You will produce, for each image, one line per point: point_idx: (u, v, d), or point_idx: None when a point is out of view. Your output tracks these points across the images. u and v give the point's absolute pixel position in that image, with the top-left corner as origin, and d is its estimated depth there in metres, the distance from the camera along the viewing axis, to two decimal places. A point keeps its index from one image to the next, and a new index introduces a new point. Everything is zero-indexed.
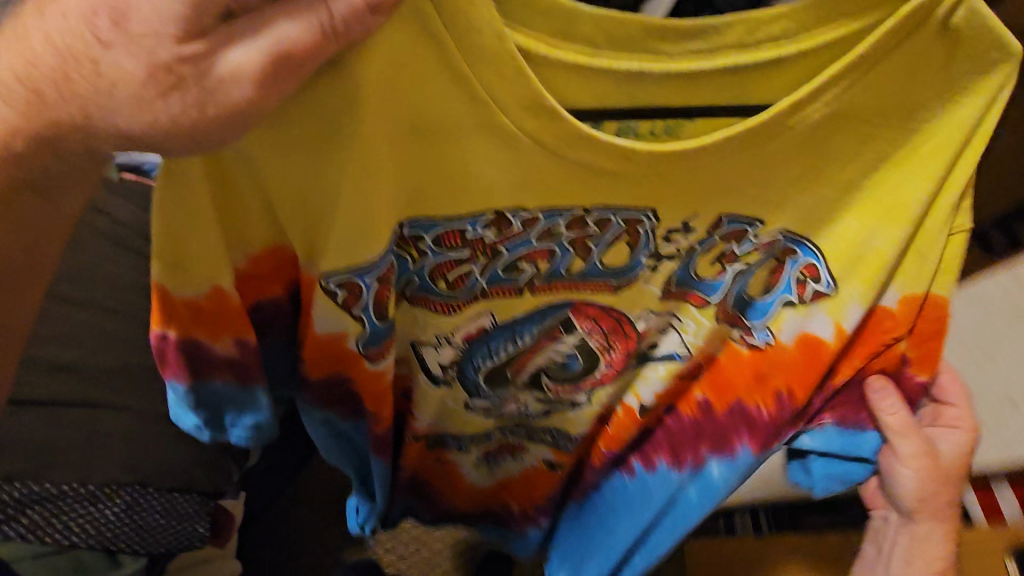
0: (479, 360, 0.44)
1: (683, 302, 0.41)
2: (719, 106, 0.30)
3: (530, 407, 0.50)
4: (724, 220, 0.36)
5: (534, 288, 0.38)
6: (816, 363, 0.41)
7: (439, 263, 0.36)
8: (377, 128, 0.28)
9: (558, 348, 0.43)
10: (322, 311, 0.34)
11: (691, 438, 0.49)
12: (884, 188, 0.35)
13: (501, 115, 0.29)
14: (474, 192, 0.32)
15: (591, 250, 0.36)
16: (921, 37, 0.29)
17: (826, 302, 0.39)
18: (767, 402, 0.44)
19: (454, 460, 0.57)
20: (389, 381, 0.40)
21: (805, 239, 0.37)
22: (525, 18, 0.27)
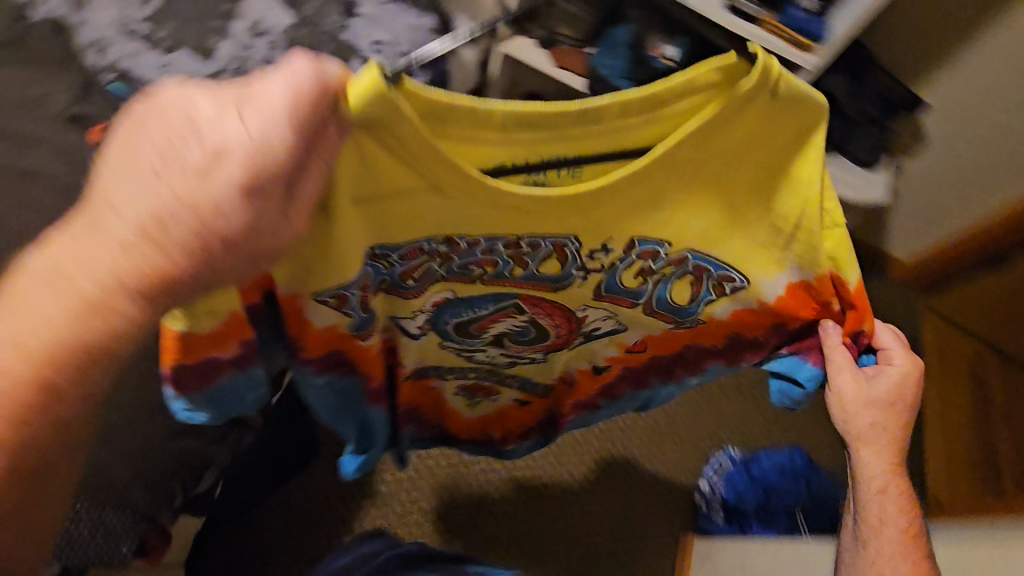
0: (448, 317, 0.58)
1: (616, 302, 0.58)
2: (607, 153, 0.42)
3: (495, 356, 0.69)
4: (637, 242, 0.49)
5: (483, 280, 0.52)
6: (748, 317, 0.60)
7: (406, 269, 0.48)
8: (345, 200, 0.38)
9: (513, 320, 0.60)
10: (317, 311, 0.47)
11: (663, 363, 0.71)
12: (764, 202, 0.50)
13: (440, 183, 0.38)
14: (426, 227, 0.43)
15: (527, 260, 0.50)
16: (753, 102, 0.42)
17: (746, 290, 0.57)
18: (717, 347, 0.66)
19: (440, 386, 0.76)
20: (374, 349, 0.56)
21: (711, 255, 0.53)
22: (446, 116, 0.35)
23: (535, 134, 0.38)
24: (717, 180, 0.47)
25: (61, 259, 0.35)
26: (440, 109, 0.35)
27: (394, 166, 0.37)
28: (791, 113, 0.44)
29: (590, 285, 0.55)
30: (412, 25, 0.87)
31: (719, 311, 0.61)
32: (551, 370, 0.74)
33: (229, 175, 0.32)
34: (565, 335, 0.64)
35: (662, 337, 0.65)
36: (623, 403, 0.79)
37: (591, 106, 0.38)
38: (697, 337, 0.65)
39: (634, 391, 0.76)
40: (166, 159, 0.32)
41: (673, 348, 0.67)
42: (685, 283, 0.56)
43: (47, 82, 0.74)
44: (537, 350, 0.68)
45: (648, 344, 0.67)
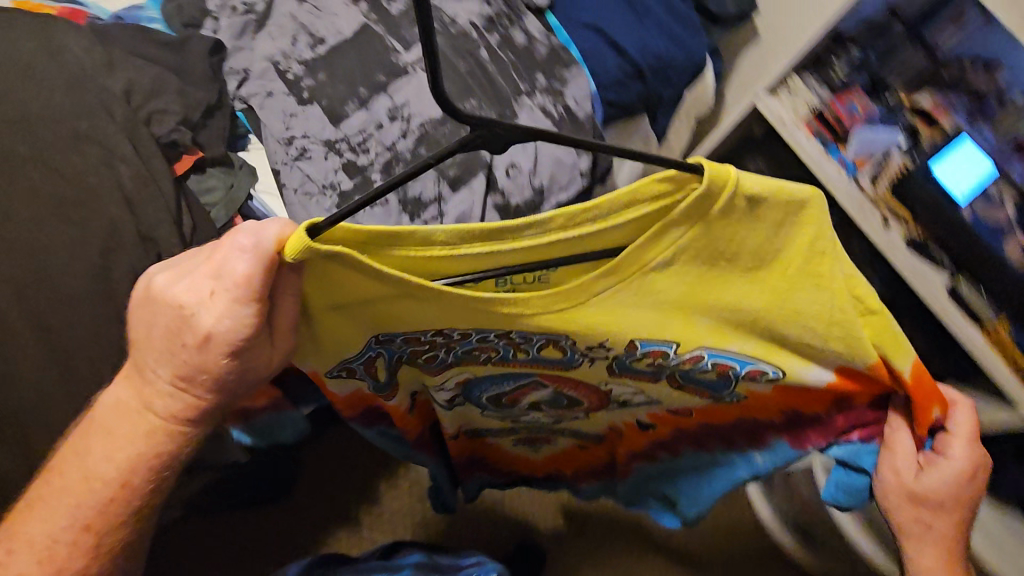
0: (480, 391, 0.56)
1: (636, 377, 0.52)
2: (573, 255, 0.40)
3: (541, 418, 0.64)
4: (639, 343, 0.46)
5: (494, 362, 0.50)
6: (795, 394, 0.51)
7: (412, 350, 0.47)
8: (321, 309, 0.38)
9: (543, 392, 0.57)
10: (335, 383, 0.49)
11: (714, 437, 0.60)
12: (786, 306, 0.43)
13: (407, 294, 0.38)
14: (408, 323, 0.42)
15: (528, 347, 0.47)
16: (732, 205, 0.37)
17: (783, 378, 0.49)
18: (754, 425, 0.57)
19: (497, 442, 0.72)
20: (405, 409, 0.57)
21: (729, 350, 0.46)
22: (390, 243, 0.35)
23: (489, 244, 0.37)
24: (717, 276, 0.42)
25: (112, 421, 0.40)
26: (383, 237, 0.35)
27: (358, 282, 0.36)
28: (778, 210, 0.38)
29: (599, 367, 0.50)
30: (563, 158, 0.70)
31: (758, 386, 0.51)
32: (597, 426, 0.65)
33: (215, 346, 0.34)
34: (597, 403, 0.59)
35: (707, 411, 0.57)
36: (706, 476, 0.64)
37: (535, 220, 0.37)
38: (746, 410, 0.55)
39: (694, 451, 0.63)
40: (165, 335, 0.35)
41: (719, 418, 0.57)
42: (713, 370, 0.49)
43: (166, 93, 0.65)
44: (578, 414, 0.62)
45: (694, 411, 0.57)
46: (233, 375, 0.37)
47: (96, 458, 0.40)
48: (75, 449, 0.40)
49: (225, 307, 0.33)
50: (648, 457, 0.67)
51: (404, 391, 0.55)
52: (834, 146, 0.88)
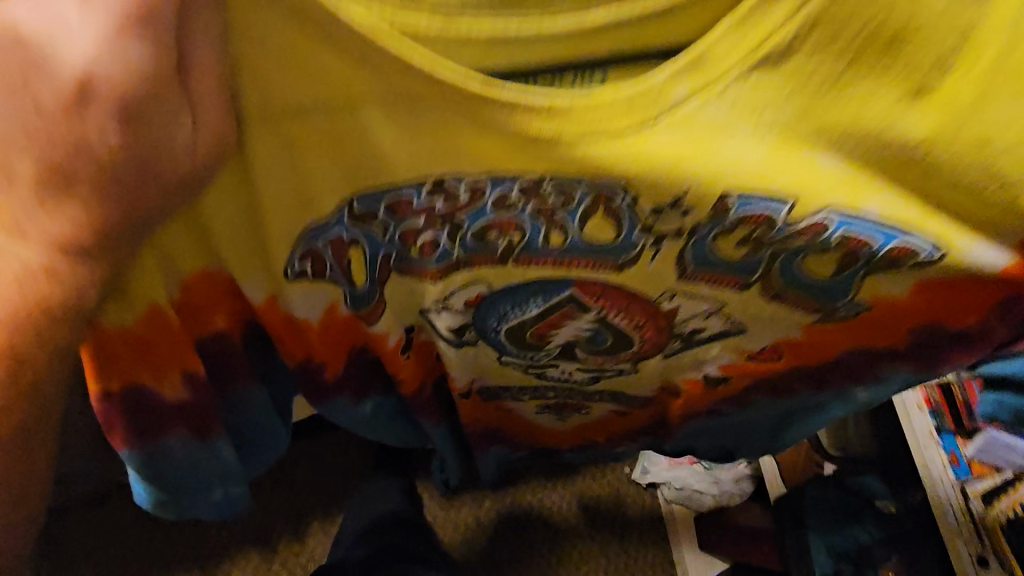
0: (496, 321, 0.47)
1: (717, 283, 0.39)
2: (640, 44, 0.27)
3: (576, 372, 0.56)
4: (734, 200, 0.31)
5: (516, 259, 0.39)
6: (933, 300, 0.39)
7: (404, 231, 0.36)
8: (268, 107, 0.27)
9: (580, 323, 0.47)
10: (300, 301, 0.40)
11: (799, 379, 0.51)
12: (957, 129, 0.29)
13: (393, 79, 0.26)
14: (402, 163, 0.31)
15: (567, 222, 0.34)
16: None
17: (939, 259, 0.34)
18: (855, 357, 0.47)
19: (519, 407, 0.64)
20: (393, 346, 0.48)
21: (864, 211, 0.32)
22: None
23: (507, 19, 0.26)
24: (857, 87, 0.28)
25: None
26: None
27: (320, 47, 0.25)
28: None
29: (668, 257, 0.36)
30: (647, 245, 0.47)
31: (892, 288, 0.38)
32: (641, 389, 0.58)
33: (94, 100, 0.24)
34: (653, 338, 0.47)
35: (803, 338, 0.45)
36: (787, 418, 0.58)
37: None
38: (859, 336, 0.44)
39: (771, 399, 0.54)
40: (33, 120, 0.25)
41: (814, 358, 0.48)
42: (833, 258, 0.35)
43: None
44: (622, 360, 0.52)
45: (784, 351, 0.47)
46: (117, 155, 0.26)
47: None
48: None
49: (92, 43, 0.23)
50: (705, 415, 0.59)
51: (395, 318, 0.45)
52: (950, 432, 0.69)
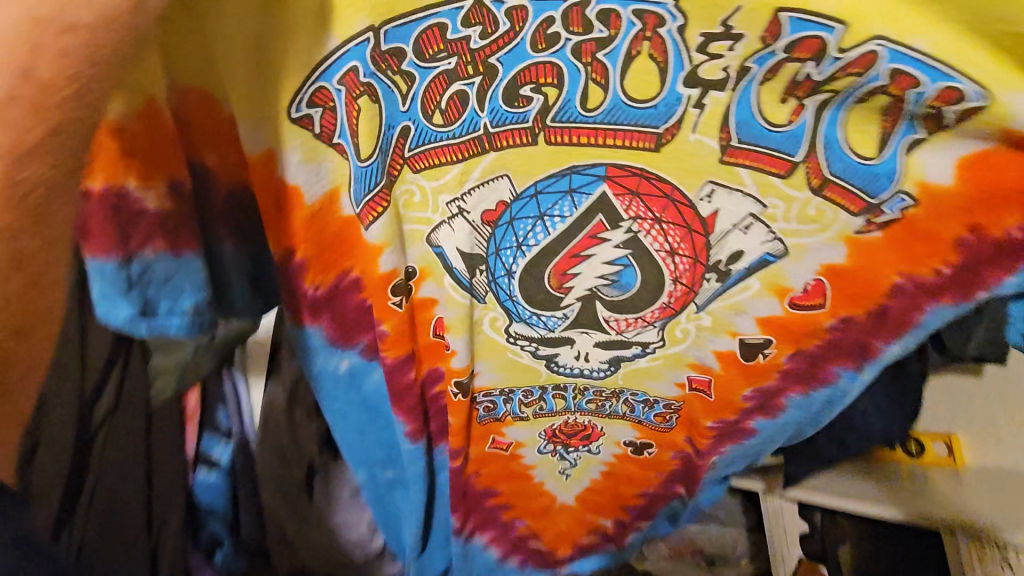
0: (513, 257, 0.41)
1: (762, 168, 0.36)
2: None
3: (594, 364, 0.49)
4: (788, 21, 0.30)
5: (547, 133, 0.35)
6: (987, 185, 0.37)
7: (428, 85, 0.33)
8: None
9: (607, 254, 0.41)
10: (302, 169, 0.36)
11: (824, 352, 0.47)
12: None
13: None
14: None
15: (607, 70, 0.32)
16: None
17: (981, 114, 0.33)
18: (895, 299, 0.43)
19: (518, 440, 0.59)
20: (386, 276, 0.42)
21: (914, 47, 0.30)
22: None
23: None
24: None
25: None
26: None
27: None
28: None
29: (711, 122, 0.34)
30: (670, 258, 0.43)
31: (935, 171, 0.37)
32: (667, 381, 0.51)
33: None
34: (688, 274, 0.42)
35: (850, 263, 0.41)
36: (807, 419, 0.53)
37: None
38: (904, 257, 0.41)
39: (801, 394, 0.51)
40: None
41: (858, 304, 0.44)
42: (875, 114, 0.34)
43: None
44: (649, 327, 0.46)
45: (829, 289, 0.43)
46: None
47: None
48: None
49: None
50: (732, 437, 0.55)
51: (397, 225, 0.40)
52: None
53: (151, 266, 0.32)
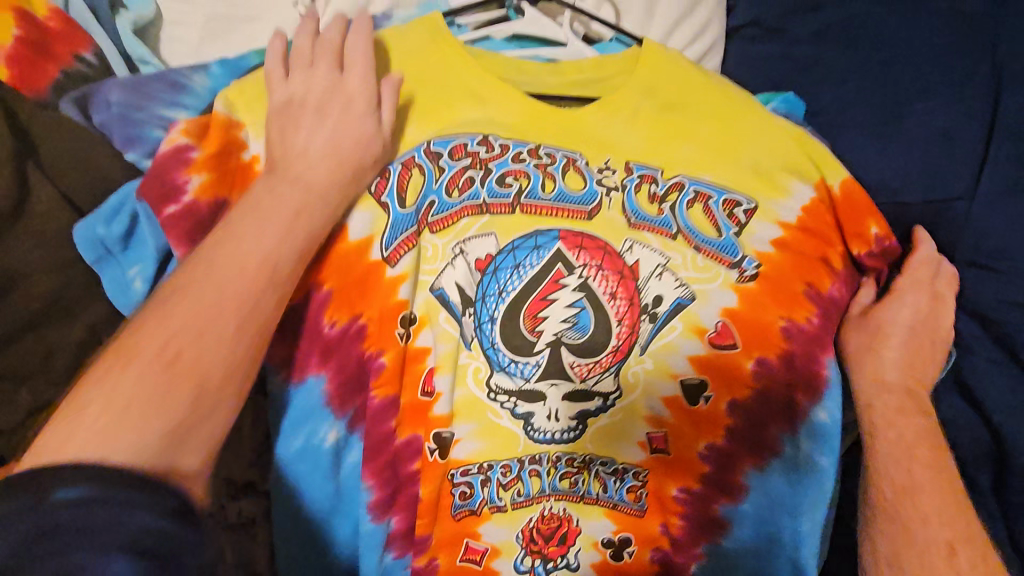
0: (494, 303, 0.51)
1: (654, 233, 0.54)
2: (564, 94, 0.59)
3: (560, 428, 0.51)
4: (634, 166, 0.55)
5: (521, 206, 0.53)
6: (797, 256, 0.54)
7: (452, 175, 0.53)
8: (416, 93, 0.54)
9: (567, 297, 0.52)
10: (355, 219, 0.50)
11: (763, 410, 0.52)
12: (737, 128, 0.56)
13: (468, 80, 0.55)
14: (459, 126, 0.54)
15: (553, 173, 0.54)
16: (649, 53, 0.58)
17: (757, 213, 0.55)
18: (790, 344, 0.52)
19: (498, 566, 0.50)
20: (394, 306, 0.50)
21: (702, 174, 0.55)
22: (445, 45, 0.55)
23: (504, 66, 0.57)
24: (673, 117, 0.56)
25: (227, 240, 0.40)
26: (437, 40, 0.55)
27: (433, 54, 0.55)
28: (679, 61, 0.59)
29: (617, 203, 0.54)
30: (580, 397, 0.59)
31: (761, 245, 0.54)
32: (630, 441, 0.51)
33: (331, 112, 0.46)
34: (628, 316, 0.52)
35: (742, 308, 0.53)
36: (799, 496, 0.52)
37: (527, 68, 0.58)
38: (780, 306, 0.53)
39: (760, 471, 0.52)
40: (320, 90, 0.46)
41: (767, 349, 0.52)
42: (706, 215, 0.54)
43: None
44: (605, 374, 0.52)
45: (735, 331, 0.52)
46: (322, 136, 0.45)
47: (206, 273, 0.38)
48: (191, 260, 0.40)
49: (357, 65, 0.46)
50: (716, 532, 0.52)
51: (412, 265, 0.51)
52: None
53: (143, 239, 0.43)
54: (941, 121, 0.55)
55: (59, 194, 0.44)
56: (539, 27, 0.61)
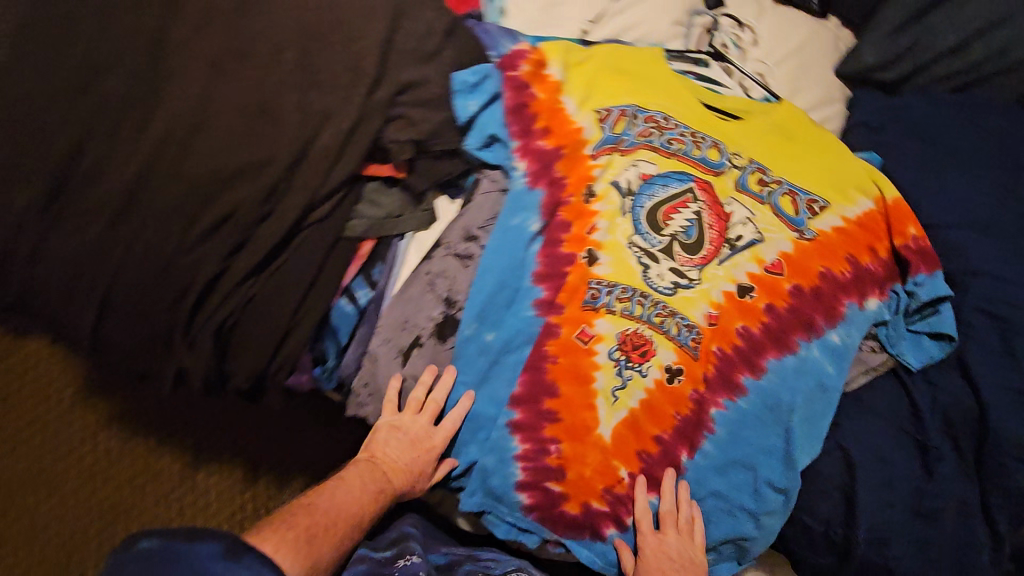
0: (644, 199, 0.83)
1: (752, 199, 0.85)
2: (724, 109, 0.92)
3: (663, 282, 0.80)
4: (753, 161, 0.87)
5: (676, 156, 0.86)
6: (848, 237, 0.81)
7: (642, 128, 0.86)
8: (640, 79, 0.90)
9: (687, 215, 0.83)
10: (585, 122, 0.84)
11: (792, 320, 0.79)
12: (828, 161, 0.87)
13: (669, 83, 0.91)
14: (655, 103, 0.89)
15: (701, 146, 0.87)
16: (782, 107, 0.93)
17: (829, 208, 0.83)
18: (823, 283, 0.80)
19: (597, 348, 0.78)
20: (589, 176, 0.82)
21: (796, 180, 0.86)
22: (661, 64, 0.93)
23: (691, 84, 0.93)
24: (787, 144, 0.89)
25: (368, 475, 0.76)
26: (658, 60, 0.93)
27: (654, 65, 0.92)
28: (800, 117, 0.92)
29: (734, 177, 0.86)
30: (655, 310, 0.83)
31: (825, 225, 0.83)
32: (699, 309, 0.80)
33: (403, 473, 0.77)
34: (716, 239, 0.83)
35: (795, 255, 0.81)
36: (800, 386, 0.77)
37: (705, 91, 0.93)
38: (823, 260, 0.81)
39: (779, 359, 0.78)
40: (413, 434, 0.78)
41: (804, 281, 0.80)
42: (791, 200, 0.84)
43: None
44: (694, 268, 0.81)
45: (786, 267, 0.81)
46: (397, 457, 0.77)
47: (353, 487, 0.74)
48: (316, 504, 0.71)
49: (448, 429, 0.77)
50: (738, 390, 0.78)
51: (607, 162, 0.84)
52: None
53: (485, 87, 0.80)
54: (969, 193, 0.83)
55: (458, 46, 0.81)
56: (720, 75, 0.96)
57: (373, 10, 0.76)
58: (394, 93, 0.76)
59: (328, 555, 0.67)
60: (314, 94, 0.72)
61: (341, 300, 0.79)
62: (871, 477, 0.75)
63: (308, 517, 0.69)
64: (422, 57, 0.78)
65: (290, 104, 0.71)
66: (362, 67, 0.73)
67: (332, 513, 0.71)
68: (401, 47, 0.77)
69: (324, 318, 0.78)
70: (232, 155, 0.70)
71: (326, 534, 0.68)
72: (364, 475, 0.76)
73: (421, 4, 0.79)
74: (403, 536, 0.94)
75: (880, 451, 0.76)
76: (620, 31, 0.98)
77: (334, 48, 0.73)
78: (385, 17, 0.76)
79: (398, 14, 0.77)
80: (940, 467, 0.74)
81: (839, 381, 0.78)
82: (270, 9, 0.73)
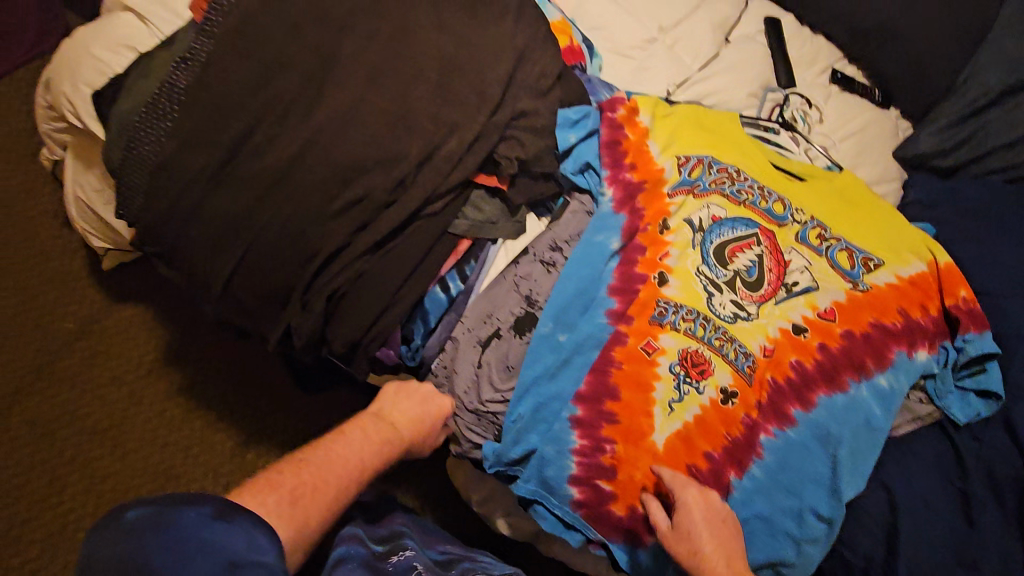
0: (713, 236, 0.91)
1: (812, 250, 0.93)
2: (790, 171, 1.02)
3: (725, 310, 0.88)
4: (815, 219, 0.96)
5: (744, 203, 0.94)
6: (899, 293, 0.89)
7: (716, 176, 0.96)
8: (716, 136, 1.02)
9: (750, 255, 0.91)
10: (666, 164, 0.95)
11: (844, 360, 0.85)
12: (884, 226, 0.96)
13: (742, 142, 1.02)
14: (728, 157, 0.99)
15: (768, 198, 0.96)
16: (844, 176, 1.03)
17: (884, 266, 0.91)
18: (874, 330, 0.86)
19: (659, 360, 0.85)
20: (665, 211, 0.92)
21: (854, 239, 0.94)
22: (735, 126, 1.04)
23: (761, 147, 1.04)
24: (846, 206, 0.98)
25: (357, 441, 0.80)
26: (733, 121, 1.05)
27: (729, 126, 1.04)
28: (860, 186, 1.02)
29: (796, 229, 0.94)
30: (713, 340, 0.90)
31: (879, 280, 0.90)
32: (756, 339, 0.87)
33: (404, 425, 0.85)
34: (775, 282, 0.90)
35: (849, 303, 0.88)
36: (847, 421, 0.83)
37: (773, 154, 1.04)
38: (876, 311, 0.88)
39: (829, 395, 0.84)
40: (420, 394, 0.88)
41: (856, 326, 0.87)
42: (849, 256, 0.92)
43: None
44: (753, 303, 0.89)
45: (839, 313, 0.88)
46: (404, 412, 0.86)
47: (349, 444, 0.79)
48: (303, 463, 0.74)
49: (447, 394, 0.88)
50: (788, 419, 0.83)
51: (681, 202, 0.93)
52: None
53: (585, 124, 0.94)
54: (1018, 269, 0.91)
55: (568, 89, 0.95)
56: (787, 144, 1.08)
57: (503, 49, 0.91)
58: (510, 119, 0.89)
59: (320, 510, 0.70)
60: (447, 109, 0.86)
61: (436, 287, 0.88)
62: (914, 519, 0.78)
63: (299, 476, 0.71)
64: (536, 94, 0.92)
65: (427, 115, 0.85)
66: (488, 94, 0.88)
67: (322, 471, 0.74)
68: (521, 82, 0.91)
69: (419, 301, 0.87)
70: (373, 150, 0.83)
71: (314, 496, 0.70)
72: (367, 431, 0.82)
73: (542, 51, 0.94)
74: (399, 534, 0.90)
75: (922, 495, 0.80)
76: (702, 95, 1.12)
77: (468, 75, 0.88)
78: (512, 56, 0.91)
79: (523, 56, 0.92)
80: (983, 517, 0.78)
81: (884, 423, 0.83)
82: (421, 38, 0.89)
